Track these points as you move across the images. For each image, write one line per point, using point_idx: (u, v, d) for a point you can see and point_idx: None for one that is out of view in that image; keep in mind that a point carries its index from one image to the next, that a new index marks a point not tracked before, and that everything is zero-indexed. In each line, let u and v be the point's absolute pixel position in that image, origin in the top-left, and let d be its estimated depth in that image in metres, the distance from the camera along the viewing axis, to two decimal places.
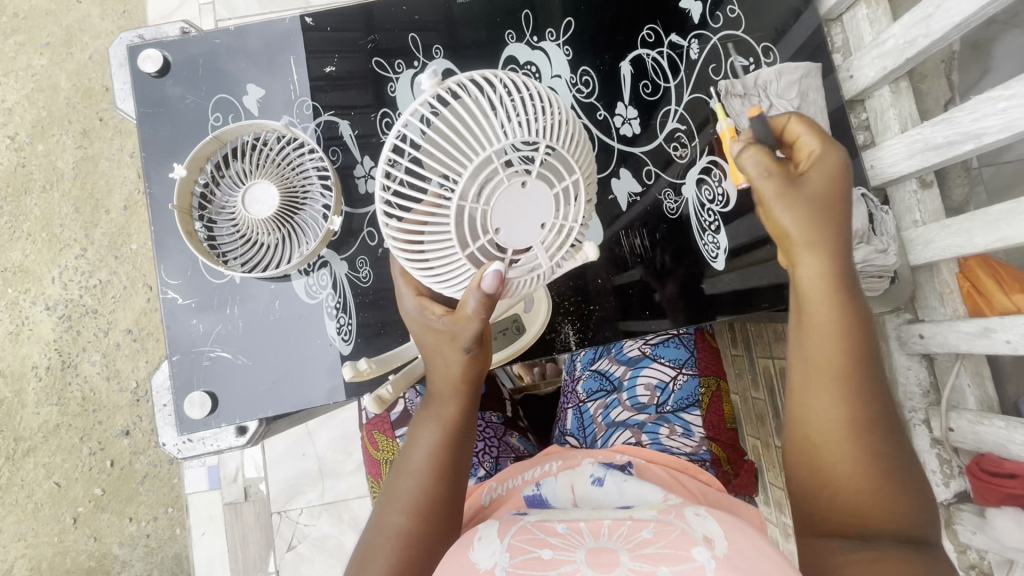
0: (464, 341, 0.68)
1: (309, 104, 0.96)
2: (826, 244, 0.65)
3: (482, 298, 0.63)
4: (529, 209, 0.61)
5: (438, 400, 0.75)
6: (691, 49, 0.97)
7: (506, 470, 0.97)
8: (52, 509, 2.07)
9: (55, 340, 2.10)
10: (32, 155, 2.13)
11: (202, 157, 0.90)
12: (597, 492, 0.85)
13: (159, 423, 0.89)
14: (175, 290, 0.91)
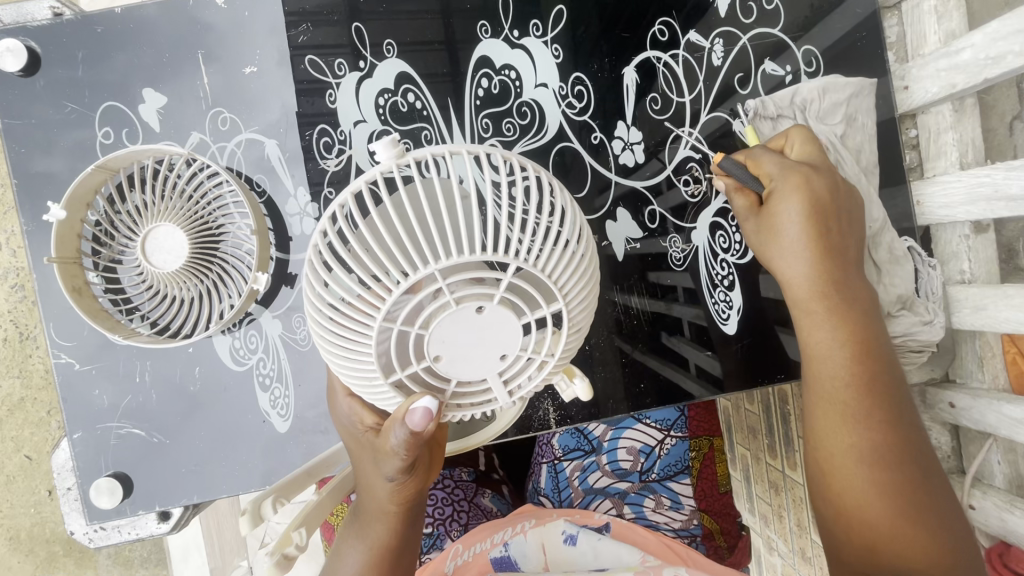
0: (390, 467, 0.52)
1: (225, 117, 0.75)
2: (816, 273, 0.62)
3: (410, 431, 0.47)
4: (483, 339, 0.45)
5: (362, 519, 0.58)
6: (714, 52, 0.76)
7: (473, 530, 0.84)
8: (25, 482, 1.89)
9: (10, 311, 1.87)
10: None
11: (88, 191, 0.71)
12: (570, 553, 0.78)
13: (64, 510, 0.76)
14: (69, 353, 0.74)
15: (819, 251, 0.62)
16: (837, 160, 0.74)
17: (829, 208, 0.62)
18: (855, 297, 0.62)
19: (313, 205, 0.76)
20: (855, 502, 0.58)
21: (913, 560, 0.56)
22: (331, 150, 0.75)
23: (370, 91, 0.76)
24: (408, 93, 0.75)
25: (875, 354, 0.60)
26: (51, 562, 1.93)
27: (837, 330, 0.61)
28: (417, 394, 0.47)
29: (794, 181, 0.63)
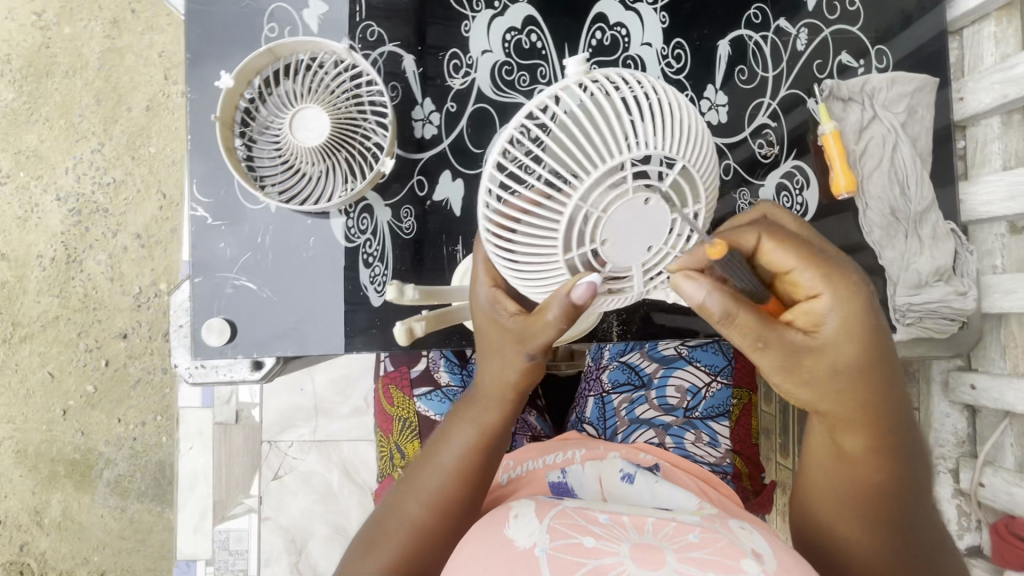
0: (530, 347, 0.62)
1: (373, 30, 0.86)
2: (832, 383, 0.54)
3: (564, 308, 0.58)
4: (643, 230, 0.58)
5: (482, 402, 0.69)
6: (799, 38, 0.88)
7: (523, 449, 0.93)
8: (42, 398, 2.00)
9: (62, 234, 1.98)
10: (57, 36, 1.96)
11: (252, 70, 0.83)
12: (625, 489, 0.83)
13: (173, 343, 0.85)
14: (205, 208, 0.85)
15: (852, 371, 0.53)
16: (897, 144, 0.84)
17: (856, 320, 0.52)
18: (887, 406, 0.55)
19: (437, 115, 0.87)
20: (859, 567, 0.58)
21: None
22: (459, 72, 0.87)
23: (499, 28, 0.88)
24: (532, 34, 0.87)
25: (898, 436, 0.57)
26: (49, 483, 2.02)
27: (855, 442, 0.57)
28: (581, 274, 0.58)
29: (848, 298, 0.51)
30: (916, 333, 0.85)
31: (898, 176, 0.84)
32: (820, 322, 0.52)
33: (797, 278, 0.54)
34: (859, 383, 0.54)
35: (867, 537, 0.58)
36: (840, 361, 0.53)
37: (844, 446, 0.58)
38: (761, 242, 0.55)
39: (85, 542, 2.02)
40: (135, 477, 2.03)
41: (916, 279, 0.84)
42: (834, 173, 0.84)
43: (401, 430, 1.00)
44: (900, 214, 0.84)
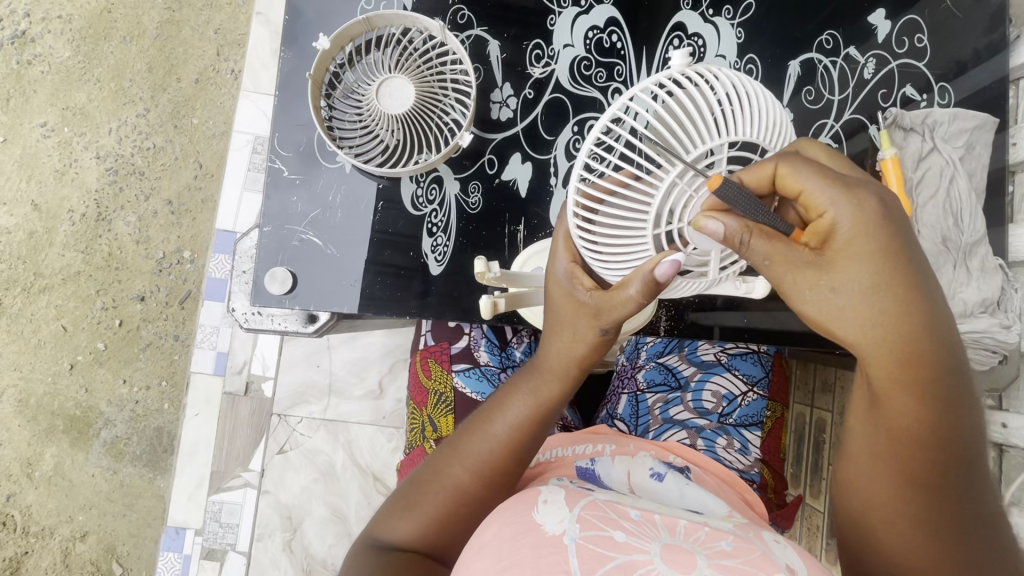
0: (604, 322, 0.64)
1: (464, 13, 0.91)
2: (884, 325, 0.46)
3: (646, 286, 0.60)
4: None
5: (539, 375, 0.70)
6: (867, 67, 0.92)
7: (554, 436, 0.94)
8: (53, 350, 2.01)
9: (97, 191, 2.02)
10: (121, 3, 2.04)
11: (347, 37, 0.87)
12: (653, 486, 0.84)
13: (234, 288, 0.88)
14: (283, 161, 0.88)
15: (897, 296, 0.46)
16: (954, 176, 0.87)
17: (887, 241, 0.46)
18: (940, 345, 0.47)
19: (513, 99, 0.90)
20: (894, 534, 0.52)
21: None
22: (540, 61, 0.91)
23: (582, 25, 0.92)
24: (613, 34, 0.91)
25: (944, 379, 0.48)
26: (46, 436, 2.02)
27: (905, 394, 0.48)
28: (663, 252, 0.59)
29: (863, 212, 0.45)
30: None
31: (953, 207, 0.87)
32: (833, 235, 0.47)
33: (812, 202, 0.47)
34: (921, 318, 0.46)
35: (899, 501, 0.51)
36: (885, 291, 0.46)
37: (890, 404, 0.49)
38: (779, 168, 0.49)
39: (72, 500, 2.01)
40: (133, 439, 2.03)
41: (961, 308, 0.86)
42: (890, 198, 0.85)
43: (438, 405, 0.98)
44: (951, 244, 0.87)
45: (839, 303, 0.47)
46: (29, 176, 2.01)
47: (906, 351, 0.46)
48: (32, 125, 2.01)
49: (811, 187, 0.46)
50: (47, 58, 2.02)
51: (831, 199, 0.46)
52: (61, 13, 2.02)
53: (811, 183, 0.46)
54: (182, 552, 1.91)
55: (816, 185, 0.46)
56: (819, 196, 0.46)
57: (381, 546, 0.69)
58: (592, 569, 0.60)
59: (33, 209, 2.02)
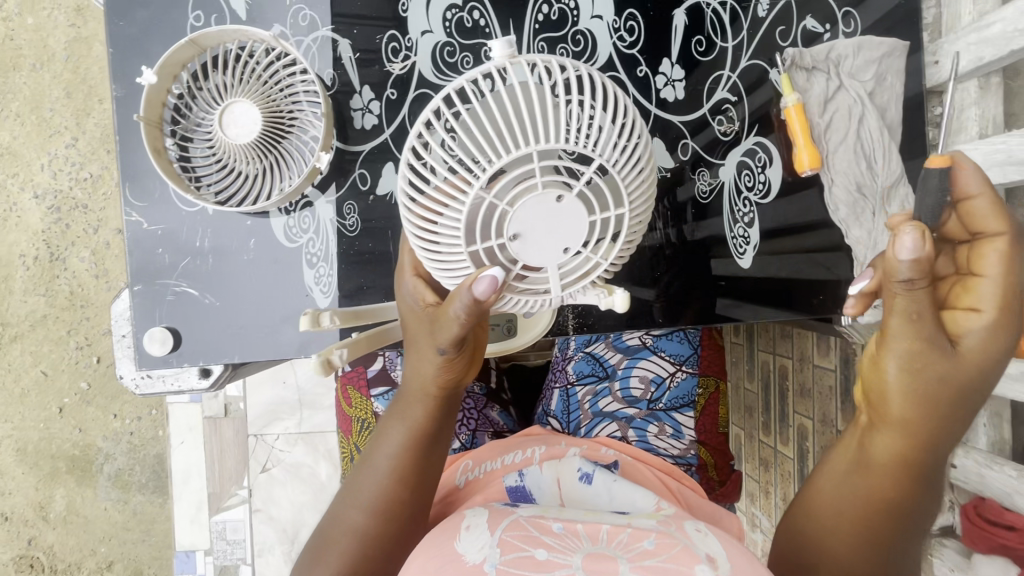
0: (442, 342, 0.63)
1: (305, 14, 0.81)
2: (926, 398, 0.53)
3: (469, 306, 0.58)
4: (556, 230, 0.58)
5: (408, 399, 0.70)
6: (760, 4, 0.82)
7: (484, 448, 0.92)
8: (38, 397, 1.99)
9: (44, 231, 1.94)
10: (21, 27, 1.88)
11: (178, 64, 0.79)
12: (584, 491, 0.80)
13: (116, 354, 0.83)
14: (139, 213, 0.81)
15: (955, 382, 0.52)
16: (864, 115, 0.79)
17: (994, 357, 0.52)
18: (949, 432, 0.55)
19: (376, 103, 0.82)
20: (835, 545, 0.56)
21: None
22: (398, 55, 0.82)
23: (438, 5, 0.82)
24: (474, 11, 0.82)
25: (931, 457, 0.55)
26: (52, 478, 2.04)
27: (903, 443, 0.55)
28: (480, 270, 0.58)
29: (1004, 332, 0.51)
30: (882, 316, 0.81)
31: (865, 150, 0.80)
32: (961, 334, 0.52)
33: (979, 284, 0.51)
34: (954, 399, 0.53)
35: (857, 529, 0.56)
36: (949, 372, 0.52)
37: (879, 441, 0.56)
38: (995, 238, 0.51)
39: (92, 534, 2.04)
40: (135, 470, 2.04)
41: None
42: (796, 149, 0.79)
43: (362, 433, 0.95)
44: (866, 189, 0.80)
45: (920, 363, 0.52)
46: None
47: (931, 415, 0.53)
48: None
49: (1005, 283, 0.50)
50: None
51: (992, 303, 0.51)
52: None
53: (999, 276, 0.51)
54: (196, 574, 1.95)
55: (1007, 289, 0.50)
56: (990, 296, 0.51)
57: None
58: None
59: None
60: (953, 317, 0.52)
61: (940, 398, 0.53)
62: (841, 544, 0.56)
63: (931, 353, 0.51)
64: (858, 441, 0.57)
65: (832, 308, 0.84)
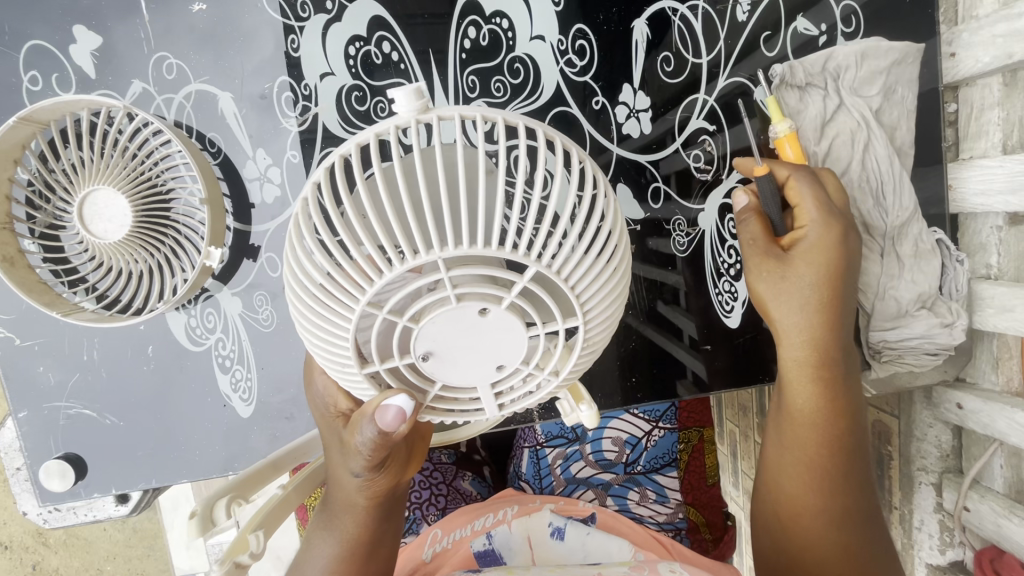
0: (356, 466, 0.50)
1: (171, 64, 0.65)
2: (820, 339, 0.57)
3: (379, 432, 0.46)
4: (479, 350, 0.43)
5: (333, 508, 0.56)
6: (739, 5, 0.66)
7: (453, 514, 0.82)
8: None
9: None
10: None
11: (15, 146, 0.62)
12: (559, 547, 0.74)
13: (15, 489, 0.71)
14: (9, 327, 0.68)
15: (819, 302, 0.57)
16: (870, 141, 0.65)
17: (837, 260, 0.57)
18: (844, 353, 0.58)
19: (276, 169, 0.67)
20: (789, 489, 0.58)
21: (826, 556, 0.55)
22: (295, 107, 0.66)
23: (338, 39, 0.65)
24: (383, 43, 0.65)
25: (840, 382, 0.58)
26: None
27: (812, 385, 0.58)
28: (388, 391, 0.45)
29: (827, 232, 0.57)
30: (893, 372, 0.70)
31: (872, 183, 0.66)
32: (797, 243, 0.59)
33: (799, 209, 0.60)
34: (825, 318, 0.57)
35: (807, 466, 0.58)
36: (806, 298, 0.57)
37: (793, 384, 0.59)
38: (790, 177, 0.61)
39: (94, 555, 1.89)
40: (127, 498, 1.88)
41: (894, 309, 0.68)
42: None
43: None
44: (873, 231, 0.67)
45: (775, 293, 0.58)
46: None
47: (819, 343, 0.57)
48: None
49: (808, 202, 0.59)
50: None
51: (810, 217, 0.58)
52: None
53: (807, 199, 0.59)
54: None
55: (813, 204, 0.58)
56: (806, 213, 0.58)
57: None
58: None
59: None
60: (789, 237, 0.60)
61: (815, 327, 0.57)
62: (796, 487, 0.58)
63: (787, 289, 0.57)
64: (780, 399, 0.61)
65: None
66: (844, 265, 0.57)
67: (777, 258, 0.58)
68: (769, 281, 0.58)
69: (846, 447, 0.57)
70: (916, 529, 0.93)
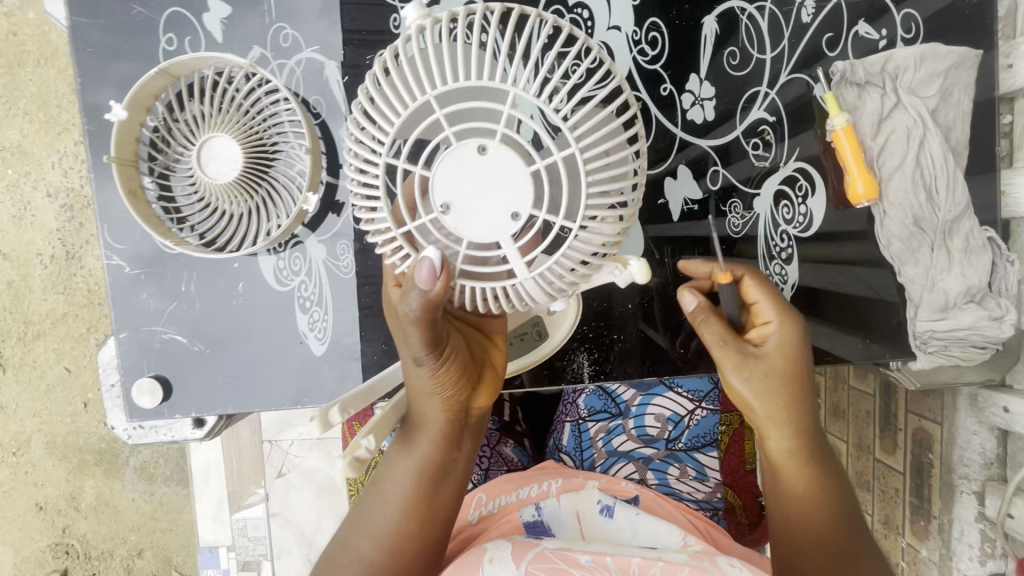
0: (413, 349, 0.54)
1: (287, 34, 0.73)
2: (799, 427, 0.60)
3: (424, 299, 0.49)
4: (483, 187, 0.46)
5: (414, 424, 0.62)
6: (804, 8, 0.71)
7: (498, 481, 0.87)
8: (64, 393, 1.90)
9: (58, 230, 1.83)
10: (22, 22, 1.75)
11: (149, 96, 0.71)
12: (606, 525, 0.78)
13: (106, 405, 0.78)
14: (121, 256, 0.76)
15: (794, 395, 0.59)
16: (926, 138, 0.69)
17: (800, 356, 0.59)
18: (819, 442, 0.61)
19: None
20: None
21: None
22: None
23: None
24: None
25: (822, 469, 0.60)
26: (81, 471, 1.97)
27: (800, 475, 0.60)
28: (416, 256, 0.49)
29: (789, 330, 0.59)
30: (938, 361, 0.73)
31: (926, 178, 0.69)
32: (765, 340, 0.60)
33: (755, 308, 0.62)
34: (800, 409, 0.59)
35: (812, 561, 0.58)
36: (783, 393, 0.59)
37: (783, 480, 0.60)
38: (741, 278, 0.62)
39: (121, 523, 2.00)
40: (157, 467, 1.98)
41: (940, 301, 0.70)
42: (850, 175, 0.70)
43: None
44: (924, 223, 0.70)
45: (751, 392, 0.59)
46: None
47: (800, 433, 0.60)
48: None
49: (760, 298, 0.61)
50: None
51: (768, 315, 0.60)
52: None
53: (759, 295, 0.61)
54: (218, 568, 1.94)
55: (766, 301, 0.61)
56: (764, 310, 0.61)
57: None
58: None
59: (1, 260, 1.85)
60: (754, 334, 0.61)
61: (794, 417, 0.59)
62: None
63: (759, 383, 0.58)
64: (772, 498, 0.62)
65: (880, 353, 0.74)
66: (807, 360, 0.59)
67: (752, 355, 0.59)
68: (747, 381, 0.59)
69: (841, 536, 0.58)
70: (955, 540, 0.95)
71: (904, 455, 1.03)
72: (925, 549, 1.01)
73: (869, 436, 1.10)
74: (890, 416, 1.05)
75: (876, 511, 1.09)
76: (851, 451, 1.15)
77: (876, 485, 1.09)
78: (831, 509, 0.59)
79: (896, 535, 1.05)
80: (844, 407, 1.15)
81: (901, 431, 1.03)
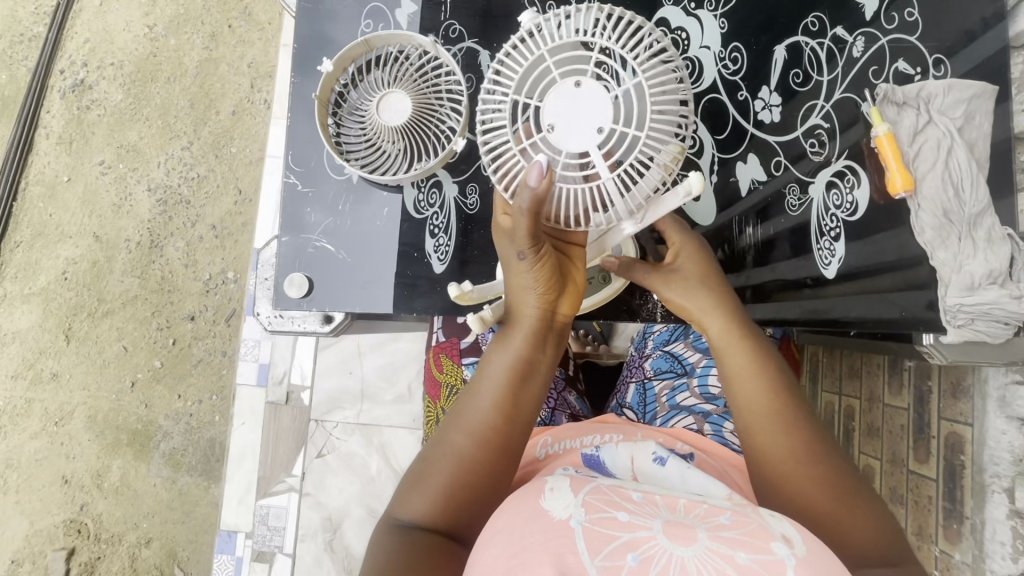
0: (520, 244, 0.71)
1: (456, 28, 0.98)
2: (730, 311, 0.78)
3: (534, 196, 0.66)
4: (581, 109, 0.68)
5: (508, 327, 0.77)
6: (855, 46, 0.93)
7: (563, 428, 0.97)
8: (116, 369, 2.05)
9: (149, 220, 2.08)
10: (165, 47, 2.12)
11: (347, 59, 0.94)
12: (658, 471, 0.83)
13: (258, 293, 0.99)
14: (296, 176, 0.96)
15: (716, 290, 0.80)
16: (953, 147, 0.86)
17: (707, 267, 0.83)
18: (750, 329, 0.78)
19: None
20: (779, 457, 0.68)
21: (829, 491, 0.66)
22: None
23: None
24: None
25: (760, 350, 0.75)
26: (112, 449, 2.04)
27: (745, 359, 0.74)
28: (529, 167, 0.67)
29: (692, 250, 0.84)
30: (966, 336, 0.83)
31: (954, 179, 0.85)
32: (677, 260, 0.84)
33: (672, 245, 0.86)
34: (724, 302, 0.79)
35: (778, 425, 0.70)
36: (708, 288, 0.80)
37: (734, 370, 0.74)
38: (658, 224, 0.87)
39: (137, 509, 2.02)
40: (188, 451, 2.03)
41: (968, 282, 0.82)
42: (891, 171, 0.85)
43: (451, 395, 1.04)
44: (952, 215, 0.85)
45: (686, 293, 0.80)
46: (91, 211, 2.09)
47: (733, 325, 0.77)
48: (93, 163, 2.10)
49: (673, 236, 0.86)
50: (102, 103, 2.11)
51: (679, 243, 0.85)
52: (115, 61, 2.12)
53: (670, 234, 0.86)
54: (235, 556, 1.86)
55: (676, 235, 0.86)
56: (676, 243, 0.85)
57: (400, 523, 0.68)
58: (600, 549, 0.53)
59: (94, 240, 2.08)
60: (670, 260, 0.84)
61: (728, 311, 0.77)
62: (781, 446, 0.69)
63: (690, 283, 0.80)
64: (733, 401, 0.74)
65: (913, 324, 0.86)
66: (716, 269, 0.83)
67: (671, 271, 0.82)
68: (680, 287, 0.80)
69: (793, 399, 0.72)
70: (988, 540, 1.00)
71: (937, 462, 1.09)
72: (957, 553, 1.06)
73: (902, 447, 1.16)
74: (923, 425, 1.12)
75: (910, 520, 1.14)
76: (885, 465, 1.21)
77: (910, 495, 1.15)
78: (779, 381, 0.73)
79: (929, 545, 1.10)
80: (878, 421, 1.23)
81: (933, 438, 1.10)
